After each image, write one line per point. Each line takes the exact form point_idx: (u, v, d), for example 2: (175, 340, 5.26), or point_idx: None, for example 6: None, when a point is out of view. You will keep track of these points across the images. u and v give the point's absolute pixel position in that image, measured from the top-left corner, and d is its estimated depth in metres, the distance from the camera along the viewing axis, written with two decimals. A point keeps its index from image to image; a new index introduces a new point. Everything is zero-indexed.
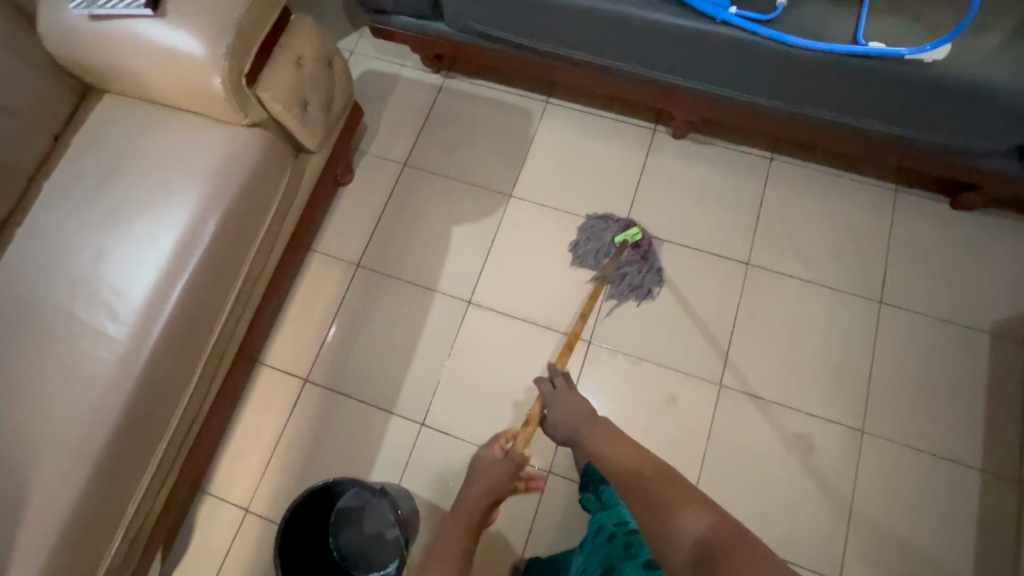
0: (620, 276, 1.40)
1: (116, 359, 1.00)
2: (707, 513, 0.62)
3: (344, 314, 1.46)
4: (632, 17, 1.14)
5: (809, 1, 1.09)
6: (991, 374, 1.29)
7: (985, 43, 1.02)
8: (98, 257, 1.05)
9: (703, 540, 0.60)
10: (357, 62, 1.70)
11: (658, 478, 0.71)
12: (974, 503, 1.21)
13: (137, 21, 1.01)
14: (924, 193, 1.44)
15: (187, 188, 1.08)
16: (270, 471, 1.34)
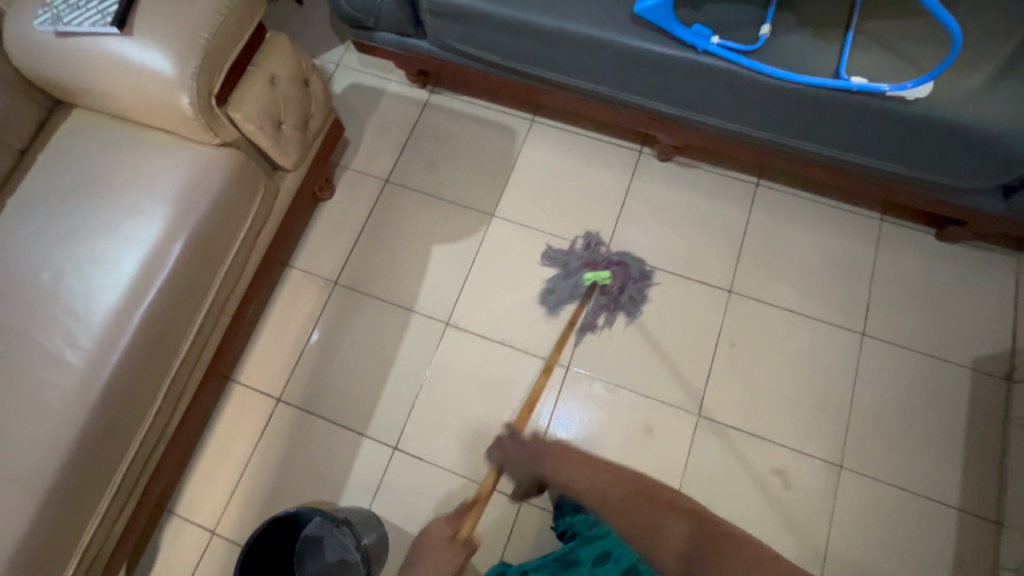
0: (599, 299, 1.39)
1: (72, 383, 0.97)
2: (684, 520, 0.93)
3: (319, 333, 1.44)
4: (613, 43, 1.12)
5: (791, 33, 1.07)
6: (972, 411, 1.27)
7: (970, 82, 1.01)
8: (59, 279, 1.03)
9: (690, 543, 0.88)
10: (342, 76, 1.69)
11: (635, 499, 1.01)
12: (951, 543, 1.19)
13: (103, 39, 0.99)
14: (909, 224, 1.42)
15: (153, 209, 1.06)
16: (238, 492, 1.32)
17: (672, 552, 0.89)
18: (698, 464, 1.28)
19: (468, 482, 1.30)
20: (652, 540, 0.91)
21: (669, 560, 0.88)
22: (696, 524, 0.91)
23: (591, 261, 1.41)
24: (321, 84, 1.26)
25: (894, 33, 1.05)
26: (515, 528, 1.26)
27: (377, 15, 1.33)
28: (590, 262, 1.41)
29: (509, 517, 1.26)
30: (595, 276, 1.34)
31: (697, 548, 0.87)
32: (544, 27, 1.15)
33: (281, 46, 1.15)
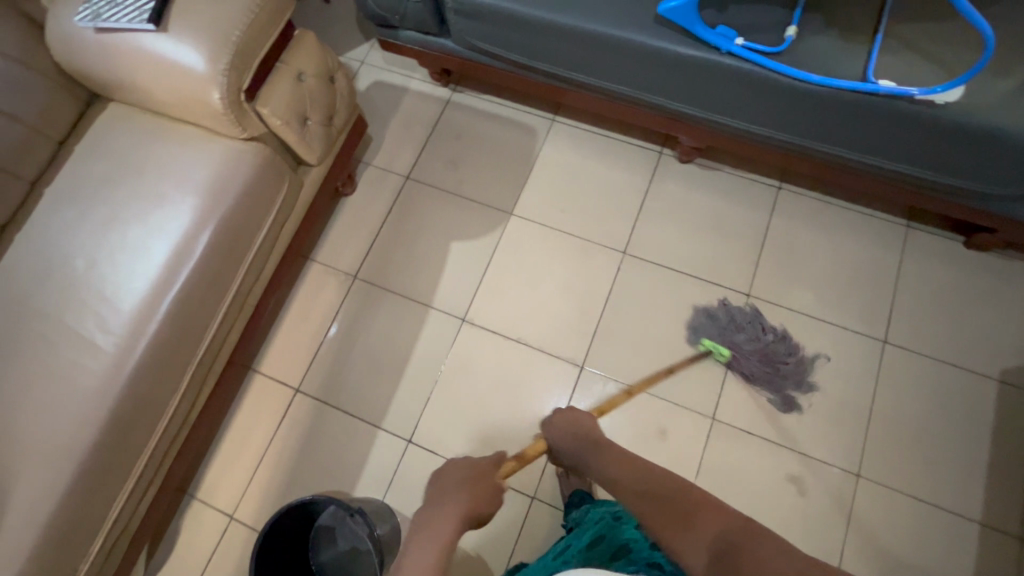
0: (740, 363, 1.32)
1: (102, 367, 1.01)
2: (717, 517, 0.69)
3: (338, 326, 1.47)
4: (637, 44, 1.12)
5: (819, 35, 1.06)
6: (997, 423, 1.24)
7: (1003, 86, 0.98)
8: (92, 267, 1.07)
9: (720, 545, 0.66)
10: (366, 73, 1.71)
11: (668, 496, 0.75)
12: (972, 557, 1.17)
13: (139, 35, 1.02)
14: (936, 231, 1.39)
15: (183, 201, 1.09)
16: (256, 479, 1.35)
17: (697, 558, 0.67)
18: (713, 467, 1.27)
19: None
20: (677, 535, 0.70)
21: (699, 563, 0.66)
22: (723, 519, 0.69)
23: (728, 332, 1.33)
24: (346, 81, 1.28)
25: (925, 35, 1.04)
26: (526, 525, 1.27)
27: (402, 14, 1.34)
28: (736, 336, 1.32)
29: (520, 513, 1.27)
30: (713, 347, 1.32)
31: (728, 550, 0.65)
32: (568, 26, 1.15)
33: (309, 43, 1.18)
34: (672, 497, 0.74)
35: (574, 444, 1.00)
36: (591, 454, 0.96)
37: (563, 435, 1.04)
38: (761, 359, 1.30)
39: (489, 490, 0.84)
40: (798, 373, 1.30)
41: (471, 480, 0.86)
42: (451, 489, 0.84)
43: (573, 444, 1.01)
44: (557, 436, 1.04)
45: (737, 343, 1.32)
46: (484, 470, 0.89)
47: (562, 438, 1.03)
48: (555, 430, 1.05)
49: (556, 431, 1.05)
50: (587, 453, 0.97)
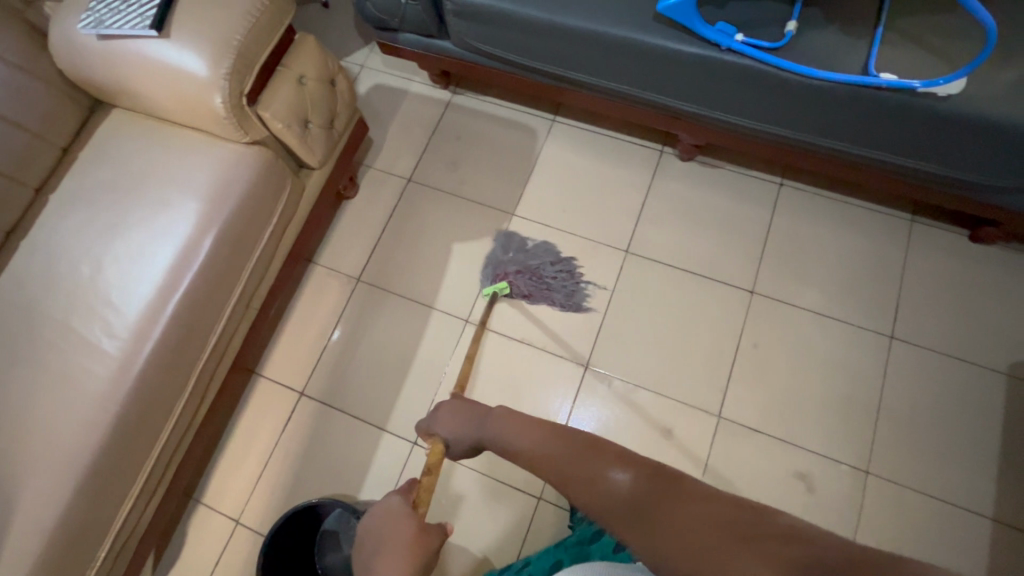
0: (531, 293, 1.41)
1: (108, 371, 1.01)
2: (630, 466, 0.60)
3: (341, 329, 1.47)
4: (636, 42, 1.12)
5: (820, 30, 1.05)
6: (1006, 417, 1.23)
7: (1007, 77, 0.98)
8: (97, 272, 1.07)
9: (633, 494, 0.56)
10: (366, 77, 1.72)
11: (572, 450, 0.66)
12: (984, 552, 1.15)
13: (142, 41, 1.03)
14: (940, 225, 1.39)
15: (187, 205, 1.09)
16: (261, 483, 1.35)
17: (608, 509, 0.57)
18: (719, 464, 1.26)
19: (486, 479, 1.31)
20: (587, 489, 0.61)
21: (609, 518, 0.57)
22: (637, 470, 0.59)
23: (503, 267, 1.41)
24: (346, 84, 1.29)
25: (926, 28, 1.03)
26: (532, 526, 1.26)
27: (402, 16, 1.35)
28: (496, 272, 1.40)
29: (526, 514, 1.27)
30: (493, 289, 1.36)
31: (642, 501, 0.55)
32: (566, 25, 1.15)
33: (309, 47, 1.18)
34: (575, 451, 0.66)
35: (461, 424, 0.87)
36: (488, 426, 0.81)
37: (452, 422, 0.88)
38: (530, 282, 1.41)
39: (412, 541, 0.70)
40: (569, 293, 1.42)
41: (392, 538, 0.71)
42: (375, 555, 0.69)
43: (461, 424, 0.87)
44: (448, 433, 0.87)
45: (512, 272, 1.39)
46: (398, 515, 0.74)
47: (455, 426, 0.87)
48: (440, 417, 0.90)
49: (443, 420, 0.89)
50: (484, 431, 0.82)
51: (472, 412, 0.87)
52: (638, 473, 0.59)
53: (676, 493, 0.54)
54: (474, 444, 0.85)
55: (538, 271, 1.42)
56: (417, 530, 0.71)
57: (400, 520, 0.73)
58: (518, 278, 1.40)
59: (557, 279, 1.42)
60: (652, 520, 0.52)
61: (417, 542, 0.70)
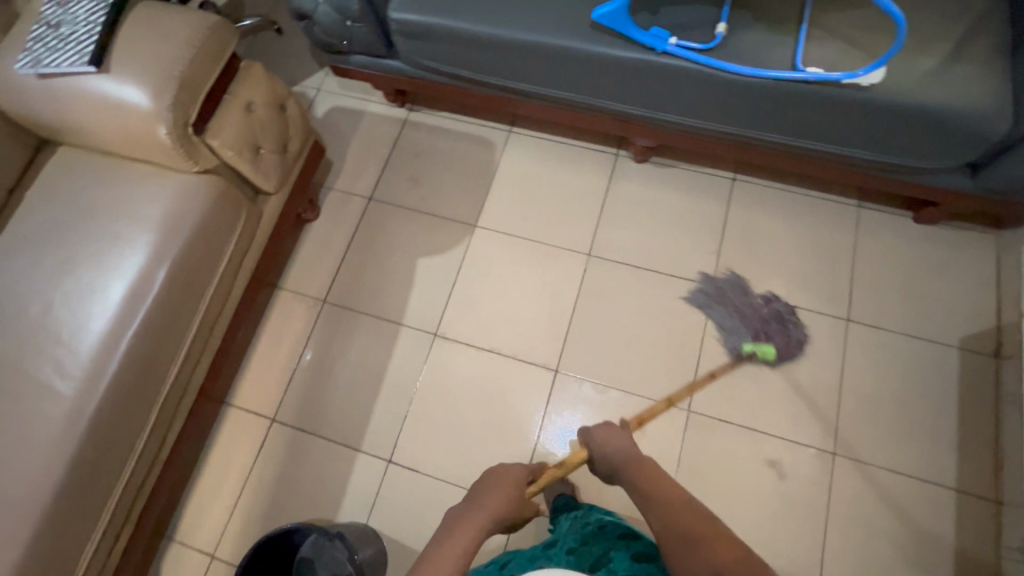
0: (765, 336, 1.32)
1: (62, 411, 0.99)
2: (725, 545, 0.70)
3: (311, 351, 1.46)
4: (577, 51, 1.16)
5: (747, 29, 1.10)
6: (961, 389, 1.27)
7: (921, 65, 1.04)
8: (48, 311, 1.05)
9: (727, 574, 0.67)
10: (322, 100, 1.73)
11: (680, 519, 0.76)
12: (950, 523, 1.19)
13: (82, 77, 1.03)
14: (886, 208, 1.44)
15: (138, 238, 1.09)
16: (235, 515, 1.33)
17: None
18: (692, 457, 1.28)
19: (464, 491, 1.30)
20: (685, 553, 0.71)
21: None
22: (739, 553, 0.69)
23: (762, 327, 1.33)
24: (298, 108, 1.30)
25: (845, 22, 1.08)
26: (512, 534, 1.26)
27: (350, 39, 1.37)
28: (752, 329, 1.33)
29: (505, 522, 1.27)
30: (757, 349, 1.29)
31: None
32: (510, 39, 1.18)
33: (256, 73, 1.19)
34: (689, 520, 0.75)
35: (614, 448, 0.95)
36: (628, 465, 0.90)
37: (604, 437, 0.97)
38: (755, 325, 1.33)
39: (507, 503, 0.85)
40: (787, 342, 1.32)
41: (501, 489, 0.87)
42: (484, 490, 0.87)
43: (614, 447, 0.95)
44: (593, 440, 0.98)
45: (764, 328, 1.33)
46: (514, 477, 0.90)
47: (602, 442, 0.96)
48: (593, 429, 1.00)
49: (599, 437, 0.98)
50: (624, 467, 0.90)
51: (623, 443, 0.95)
52: (730, 553, 0.69)
53: None
54: (611, 467, 0.94)
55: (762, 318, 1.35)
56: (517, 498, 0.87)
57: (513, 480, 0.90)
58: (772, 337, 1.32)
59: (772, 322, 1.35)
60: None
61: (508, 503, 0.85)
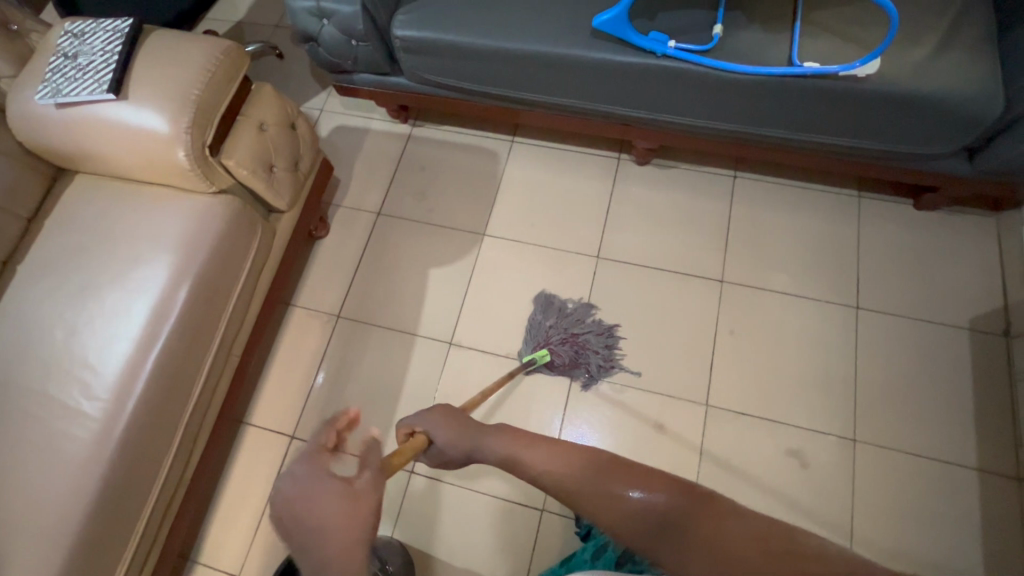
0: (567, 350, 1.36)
1: (90, 434, 0.99)
2: (651, 483, 0.60)
3: (327, 367, 1.47)
4: (579, 57, 1.19)
5: (744, 29, 1.14)
6: (975, 370, 1.29)
7: (915, 56, 1.07)
8: (72, 335, 1.06)
9: (661, 513, 0.57)
10: (326, 120, 1.76)
11: (593, 469, 0.63)
12: (975, 503, 1.19)
13: (100, 105, 1.05)
14: (886, 197, 1.47)
15: (159, 260, 1.10)
16: (260, 534, 1.32)
17: (634, 531, 0.58)
18: (713, 452, 1.28)
19: (488, 497, 1.30)
20: (604, 508, 0.60)
21: (635, 537, 0.58)
22: (662, 482, 0.60)
23: (547, 337, 1.38)
24: (307, 126, 1.32)
25: (839, 19, 1.12)
26: (539, 537, 1.26)
27: (354, 59, 1.40)
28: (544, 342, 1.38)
29: (531, 527, 1.27)
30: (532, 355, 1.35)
31: (673, 524, 0.57)
32: (513, 50, 1.22)
33: (267, 94, 1.22)
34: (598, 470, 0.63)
35: (459, 431, 0.79)
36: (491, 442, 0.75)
37: (448, 427, 0.80)
38: (563, 341, 1.37)
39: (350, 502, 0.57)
40: (609, 359, 1.38)
41: (344, 491, 0.57)
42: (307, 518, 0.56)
43: (459, 431, 0.79)
44: (441, 441, 0.80)
45: (554, 341, 1.37)
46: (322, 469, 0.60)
47: (450, 437, 0.79)
48: (434, 419, 0.82)
49: (441, 424, 0.81)
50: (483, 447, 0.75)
51: (468, 424, 0.80)
52: (672, 494, 0.58)
53: (713, 508, 0.57)
54: (464, 457, 0.80)
55: (574, 336, 1.38)
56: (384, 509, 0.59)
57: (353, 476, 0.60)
58: (554, 345, 1.36)
59: (594, 345, 1.37)
60: (685, 544, 0.55)
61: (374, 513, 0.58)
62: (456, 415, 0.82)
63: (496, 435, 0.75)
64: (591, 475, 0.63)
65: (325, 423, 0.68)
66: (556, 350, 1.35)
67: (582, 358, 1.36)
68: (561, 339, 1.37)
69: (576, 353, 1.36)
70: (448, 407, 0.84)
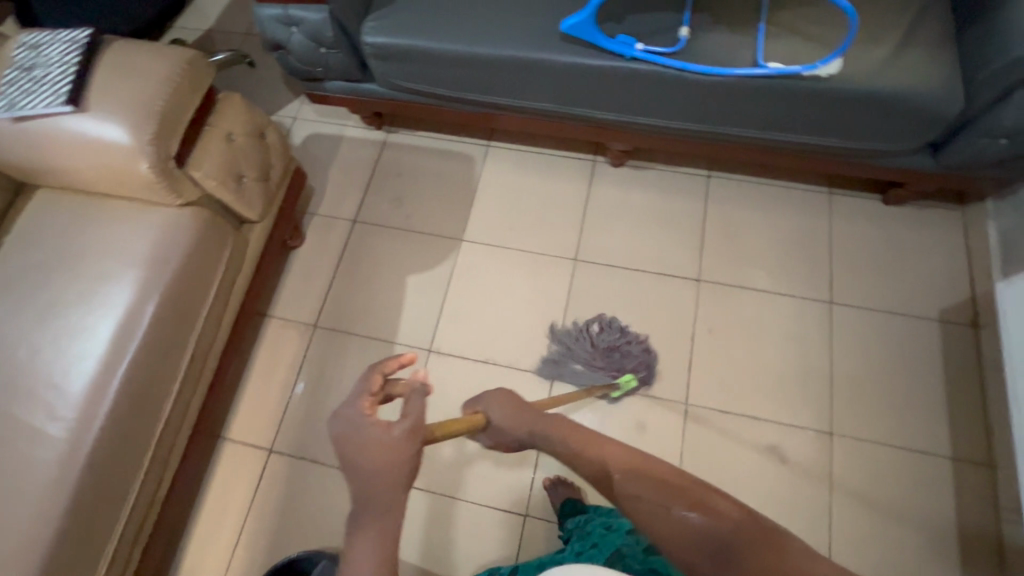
0: (624, 362, 1.35)
1: (55, 456, 0.96)
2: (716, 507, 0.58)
3: (305, 378, 1.44)
4: (548, 61, 1.19)
5: (710, 31, 1.15)
6: (945, 361, 1.31)
7: (876, 55, 1.09)
8: (35, 355, 1.03)
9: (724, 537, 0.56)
10: (300, 128, 1.74)
11: (663, 490, 0.60)
12: (949, 491, 1.21)
13: (59, 117, 1.03)
14: (857, 193, 1.49)
15: (125, 274, 1.08)
16: (239, 551, 1.29)
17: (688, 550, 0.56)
18: (694, 451, 1.29)
19: (472, 504, 1.29)
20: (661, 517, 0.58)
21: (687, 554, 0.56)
22: (731, 510, 0.58)
23: (607, 372, 1.35)
24: (277, 135, 1.31)
25: (801, 20, 1.14)
26: (523, 543, 1.25)
27: (325, 66, 1.39)
28: (610, 372, 1.35)
29: (515, 533, 1.26)
30: (625, 387, 1.31)
31: (733, 548, 0.55)
32: (482, 55, 1.22)
33: (234, 104, 1.20)
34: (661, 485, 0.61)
35: (518, 416, 0.77)
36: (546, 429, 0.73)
37: (505, 410, 0.78)
38: (603, 357, 1.35)
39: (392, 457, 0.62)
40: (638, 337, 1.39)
41: (383, 445, 0.62)
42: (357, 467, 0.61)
43: (519, 417, 0.77)
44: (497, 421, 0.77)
45: (613, 367, 1.34)
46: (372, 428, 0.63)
47: (507, 420, 0.77)
48: (493, 400, 0.79)
49: (498, 406, 0.78)
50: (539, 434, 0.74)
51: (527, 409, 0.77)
52: (738, 522, 0.57)
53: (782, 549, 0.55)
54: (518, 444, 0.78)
55: (605, 347, 1.36)
56: (416, 466, 0.63)
57: (390, 422, 0.63)
58: (621, 368, 1.34)
59: (621, 340, 1.37)
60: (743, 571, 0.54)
61: (406, 467, 0.62)
62: (514, 400, 0.79)
63: (554, 423, 0.73)
64: (646, 485, 0.61)
65: (374, 364, 0.68)
66: (627, 369, 1.34)
67: (633, 353, 1.36)
68: (608, 359, 1.35)
69: (627, 357, 1.35)
70: (505, 393, 0.81)
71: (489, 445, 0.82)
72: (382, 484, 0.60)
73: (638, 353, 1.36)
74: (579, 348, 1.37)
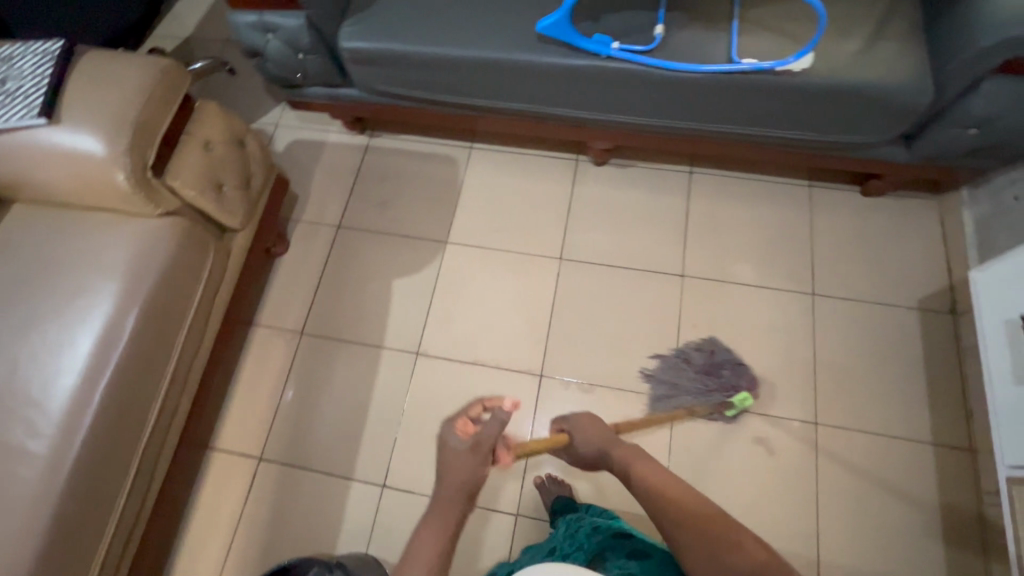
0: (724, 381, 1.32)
1: (37, 471, 0.96)
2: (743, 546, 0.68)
3: (293, 385, 1.44)
4: (526, 62, 1.20)
5: (684, 28, 1.16)
6: (925, 348, 1.33)
7: (847, 48, 1.11)
8: (13, 371, 1.02)
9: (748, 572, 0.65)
10: (282, 134, 1.74)
11: (695, 528, 0.70)
12: (933, 476, 1.23)
13: (32, 130, 1.02)
14: (836, 185, 1.51)
15: (104, 286, 1.07)
16: (230, 561, 1.29)
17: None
18: (683, 445, 1.29)
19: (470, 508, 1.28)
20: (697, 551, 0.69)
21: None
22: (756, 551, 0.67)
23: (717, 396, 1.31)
24: (257, 142, 1.30)
25: (772, 15, 1.15)
26: (515, 543, 1.25)
27: (303, 72, 1.39)
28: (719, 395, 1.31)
29: (507, 534, 1.26)
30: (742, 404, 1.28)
31: None
32: (459, 58, 1.22)
33: (211, 111, 1.19)
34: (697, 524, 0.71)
35: (597, 435, 0.91)
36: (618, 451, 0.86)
37: (588, 431, 0.92)
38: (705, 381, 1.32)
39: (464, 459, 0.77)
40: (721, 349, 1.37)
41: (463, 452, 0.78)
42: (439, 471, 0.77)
43: (596, 438, 0.90)
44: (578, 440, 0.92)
45: (720, 390, 1.31)
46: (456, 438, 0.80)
47: (587, 440, 0.91)
48: (579, 423, 0.94)
49: (580, 427, 0.93)
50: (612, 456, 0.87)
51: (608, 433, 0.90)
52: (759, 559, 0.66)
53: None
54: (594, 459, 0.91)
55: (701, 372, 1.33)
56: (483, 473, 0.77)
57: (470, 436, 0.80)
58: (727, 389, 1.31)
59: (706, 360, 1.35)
60: None
61: (477, 474, 0.76)
62: (589, 422, 0.93)
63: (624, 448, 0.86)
64: (681, 519, 0.72)
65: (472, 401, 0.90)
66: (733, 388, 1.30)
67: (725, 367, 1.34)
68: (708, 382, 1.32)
69: (722, 374, 1.33)
70: (592, 418, 0.95)
71: (573, 463, 0.97)
72: (454, 482, 0.75)
73: (729, 366, 1.34)
74: (676, 379, 1.34)
